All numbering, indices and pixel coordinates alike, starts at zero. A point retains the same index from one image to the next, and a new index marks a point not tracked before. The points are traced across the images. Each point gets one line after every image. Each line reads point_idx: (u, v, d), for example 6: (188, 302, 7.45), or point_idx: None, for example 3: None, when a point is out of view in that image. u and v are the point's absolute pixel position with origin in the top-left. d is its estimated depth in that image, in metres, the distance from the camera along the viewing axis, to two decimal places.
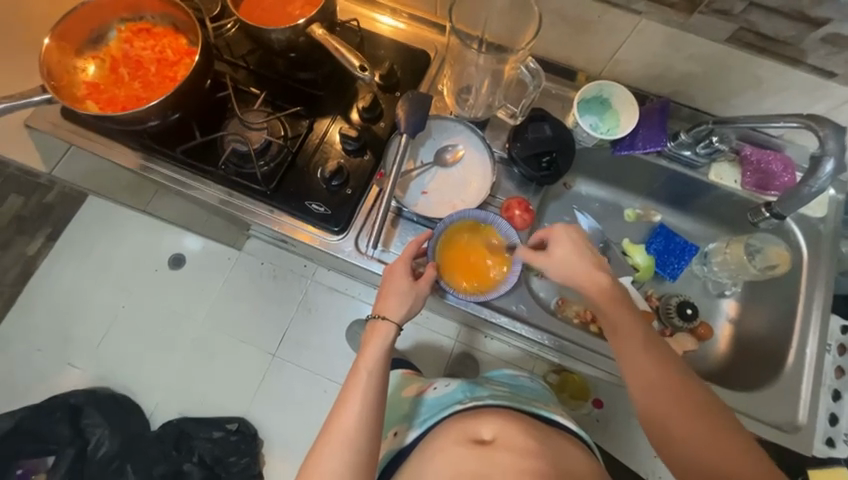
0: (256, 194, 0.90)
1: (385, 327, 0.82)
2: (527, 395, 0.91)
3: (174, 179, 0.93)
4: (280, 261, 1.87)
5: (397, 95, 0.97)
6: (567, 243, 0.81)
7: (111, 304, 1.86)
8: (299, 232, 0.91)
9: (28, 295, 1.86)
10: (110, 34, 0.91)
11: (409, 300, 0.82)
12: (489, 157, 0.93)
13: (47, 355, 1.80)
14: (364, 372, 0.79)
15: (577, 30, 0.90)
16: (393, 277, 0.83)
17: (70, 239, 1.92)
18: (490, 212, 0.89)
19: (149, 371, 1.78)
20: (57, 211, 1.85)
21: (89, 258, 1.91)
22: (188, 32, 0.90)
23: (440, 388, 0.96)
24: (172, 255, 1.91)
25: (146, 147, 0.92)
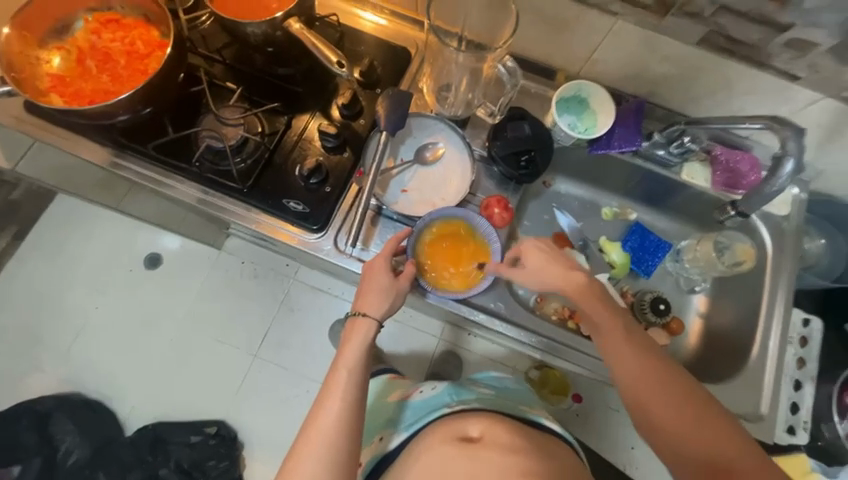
0: (232, 193, 0.88)
1: (366, 323, 0.81)
2: (512, 399, 0.91)
3: (146, 176, 0.89)
4: (260, 260, 1.83)
5: (377, 92, 0.96)
6: (538, 253, 0.82)
7: (82, 306, 1.79)
8: (278, 231, 0.89)
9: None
10: (76, 24, 0.87)
11: (389, 295, 0.81)
12: (469, 155, 0.93)
13: (12, 359, 1.72)
14: (340, 374, 0.78)
15: (555, 29, 0.91)
16: (373, 272, 0.83)
17: (38, 238, 1.84)
18: (470, 210, 0.89)
19: (123, 374, 1.72)
20: (24, 209, 1.78)
21: (58, 258, 1.83)
22: (159, 23, 0.87)
23: (425, 391, 0.96)
24: (148, 255, 1.85)
25: (116, 143, 0.88)
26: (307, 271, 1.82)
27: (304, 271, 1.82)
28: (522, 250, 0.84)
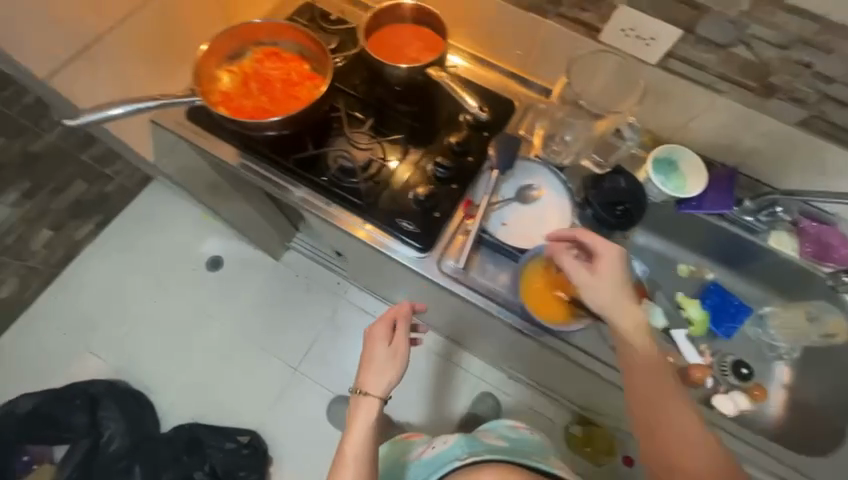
0: (350, 205, 0.97)
1: (367, 401, 0.91)
2: (523, 449, 0.98)
3: (265, 174, 1.00)
4: (313, 276, 1.91)
5: (486, 135, 1.06)
6: (612, 254, 0.85)
7: (144, 298, 1.89)
8: (354, 227, 0.98)
9: (69, 277, 1.93)
10: (244, 53, 1.03)
11: (383, 374, 0.92)
12: (569, 200, 1.01)
13: (75, 340, 1.82)
14: (348, 444, 0.89)
15: (657, 98, 1.00)
16: (372, 344, 0.96)
17: (119, 230, 2.01)
18: (569, 246, 0.96)
19: (168, 369, 1.77)
20: (112, 201, 1.98)
21: (133, 250, 1.97)
22: (313, 60, 1.03)
23: (436, 447, 1.04)
24: (210, 257, 1.96)
25: (257, 154, 1.00)
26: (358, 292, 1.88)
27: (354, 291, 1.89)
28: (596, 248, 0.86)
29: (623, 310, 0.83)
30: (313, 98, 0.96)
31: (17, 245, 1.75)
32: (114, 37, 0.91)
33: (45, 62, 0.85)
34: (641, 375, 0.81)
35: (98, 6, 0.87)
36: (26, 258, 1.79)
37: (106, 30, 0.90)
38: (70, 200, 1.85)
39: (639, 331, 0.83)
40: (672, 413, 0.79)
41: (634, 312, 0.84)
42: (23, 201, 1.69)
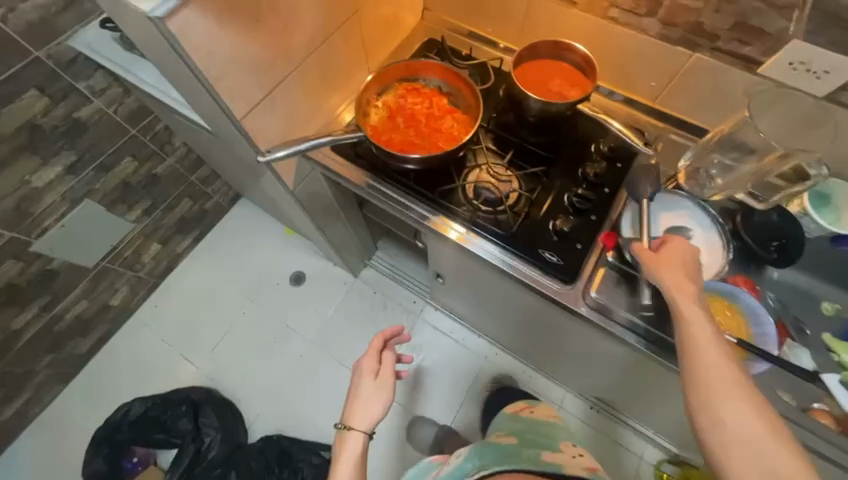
0: (491, 235, 0.99)
1: (352, 436, 0.95)
2: (531, 458, 1.08)
3: (387, 194, 1.06)
4: (390, 293, 1.94)
5: (619, 166, 1.06)
6: (678, 247, 0.84)
7: (234, 309, 1.99)
8: (441, 226, 1.02)
9: (166, 287, 2.06)
10: (388, 88, 1.07)
11: (372, 405, 0.98)
12: (719, 235, 0.95)
13: (171, 348, 1.93)
14: (343, 469, 0.92)
15: (816, 130, 0.95)
16: (360, 377, 1.04)
17: (212, 242, 2.14)
18: (725, 284, 0.91)
19: (253, 380, 1.84)
20: (209, 216, 2.11)
21: (222, 263, 2.09)
22: (452, 95, 1.07)
23: (452, 463, 1.15)
24: (294, 272, 2.04)
25: (400, 184, 1.05)
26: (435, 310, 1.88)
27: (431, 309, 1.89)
28: (668, 240, 0.86)
29: (693, 290, 0.78)
30: (459, 137, 1.01)
31: (131, 258, 1.87)
32: (293, 82, 0.95)
33: (244, 108, 0.87)
34: (701, 344, 0.72)
35: (289, 56, 0.90)
36: (136, 269, 1.92)
37: (288, 75, 0.93)
38: (177, 217, 1.97)
39: (692, 296, 0.77)
40: (715, 372, 0.69)
41: (691, 294, 0.77)
42: (143, 216, 1.82)
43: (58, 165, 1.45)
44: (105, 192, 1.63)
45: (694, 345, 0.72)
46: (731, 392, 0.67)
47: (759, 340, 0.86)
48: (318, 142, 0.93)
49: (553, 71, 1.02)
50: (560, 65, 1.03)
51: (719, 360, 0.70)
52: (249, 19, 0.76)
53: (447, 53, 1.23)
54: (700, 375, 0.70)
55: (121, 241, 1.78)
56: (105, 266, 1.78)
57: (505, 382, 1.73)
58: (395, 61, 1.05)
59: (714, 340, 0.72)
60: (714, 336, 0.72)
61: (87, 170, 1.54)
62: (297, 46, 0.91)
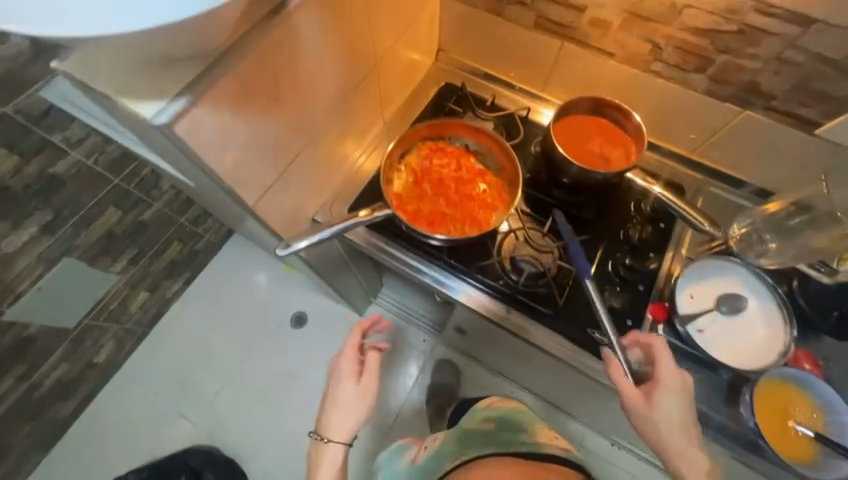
0: (539, 315, 0.90)
1: (329, 450, 0.82)
2: (516, 431, 0.92)
3: (405, 261, 0.94)
4: None
5: (663, 226, 0.98)
6: (656, 352, 0.78)
7: (232, 356, 1.77)
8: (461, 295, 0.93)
9: (155, 340, 1.77)
10: (411, 150, 0.97)
11: (349, 413, 0.85)
12: (776, 307, 0.88)
13: (162, 400, 1.70)
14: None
15: None
16: (339, 379, 0.88)
17: (202, 282, 1.87)
18: (798, 371, 0.87)
19: (258, 437, 1.65)
20: (200, 257, 1.83)
21: (217, 307, 1.84)
22: (481, 154, 0.98)
23: (429, 449, 1.00)
24: (296, 312, 1.82)
25: (439, 258, 0.93)
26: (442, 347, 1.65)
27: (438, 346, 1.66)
28: (654, 346, 0.78)
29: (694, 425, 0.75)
30: (496, 207, 0.93)
31: (117, 312, 1.56)
32: (307, 151, 0.84)
33: (257, 192, 0.76)
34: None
35: (305, 127, 0.79)
36: (123, 322, 1.61)
37: (303, 147, 0.82)
38: (167, 260, 1.67)
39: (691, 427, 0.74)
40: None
41: (671, 408, 0.74)
42: (129, 266, 1.51)
43: (31, 226, 1.15)
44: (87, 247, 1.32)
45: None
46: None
47: (831, 430, 0.85)
48: (346, 223, 0.81)
49: (595, 131, 0.94)
50: (601, 121, 0.95)
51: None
52: (267, 100, 0.65)
53: (470, 102, 1.14)
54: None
55: (105, 296, 1.48)
56: (89, 324, 1.48)
57: None
58: (421, 123, 0.95)
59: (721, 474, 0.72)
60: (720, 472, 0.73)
61: (66, 226, 1.23)
62: (313, 115, 0.80)
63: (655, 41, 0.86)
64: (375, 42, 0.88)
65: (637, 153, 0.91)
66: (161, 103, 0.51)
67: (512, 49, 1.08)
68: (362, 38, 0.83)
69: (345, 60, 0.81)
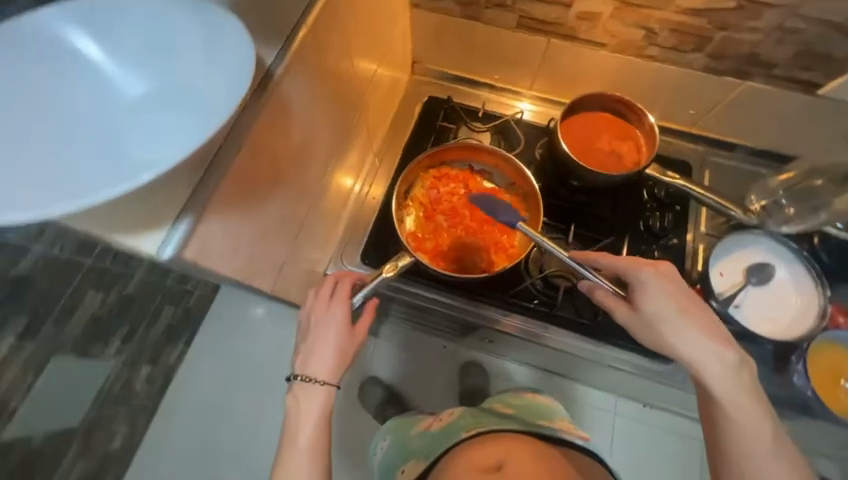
0: (583, 328, 0.88)
1: (333, 320, 0.69)
2: (537, 416, 0.88)
3: (427, 296, 0.91)
4: (430, 345, 1.34)
5: (679, 208, 0.97)
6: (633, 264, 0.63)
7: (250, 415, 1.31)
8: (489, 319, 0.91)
9: (165, 416, 1.31)
10: (415, 182, 0.91)
11: (334, 353, 0.68)
12: (805, 272, 0.89)
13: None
14: (301, 442, 0.65)
15: None
16: (319, 327, 0.70)
17: (203, 331, 1.39)
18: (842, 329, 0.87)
19: None
20: (193, 311, 1.35)
21: (220, 367, 1.36)
22: (488, 173, 0.92)
23: (444, 419, 0.92)
24: None
25: (468, 289, 0.89)
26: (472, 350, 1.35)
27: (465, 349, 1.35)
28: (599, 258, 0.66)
29: (721, 356, 0.57)
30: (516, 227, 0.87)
31: (122, 395, 1.20)
32: (311, 211, 0.77)
33: (273, 276, 0.68)
34: (733, 419, 0.58)
35: (306, 189, 0.71)
36: (128, 402, 1.23)
37: (307, 209, 0.75)
38: (159, 325, 1.26)
39: (713, 363, 0.57)
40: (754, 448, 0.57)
41: (661, 330, 0.60)
42: (124, 347, 1.18)
43: (8, 334, 0.92)
44: (66, 343, 1.03)
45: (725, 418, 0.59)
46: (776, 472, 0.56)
47: None
48: (377, 283, 0.72)
49: (599, 128, 0.91)
50: (602, 116, 0.92)
51: (754, 433, 0.57)
52: (269, 182, 0.57)
53: (460, 114, 1.07)
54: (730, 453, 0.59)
55: (106, 382, 1.16)
56: (95, 417, 1.15)
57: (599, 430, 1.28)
58: (420, 154, 0.88)
59: (751, 411, 0.57)
60: (751, 405, 0.57)
61: (45, 326, 0.98)
62: (311, 173, 0.71)
63: (649, 26, 0.82)
64: (357, 78, 0.81)
65: (651, 147, 0.88)
66: (164, 233, 0.45)
67: (494, 51, 1.02)
68: (345, 77, 0.75)
69: (333, 103, 0.73)
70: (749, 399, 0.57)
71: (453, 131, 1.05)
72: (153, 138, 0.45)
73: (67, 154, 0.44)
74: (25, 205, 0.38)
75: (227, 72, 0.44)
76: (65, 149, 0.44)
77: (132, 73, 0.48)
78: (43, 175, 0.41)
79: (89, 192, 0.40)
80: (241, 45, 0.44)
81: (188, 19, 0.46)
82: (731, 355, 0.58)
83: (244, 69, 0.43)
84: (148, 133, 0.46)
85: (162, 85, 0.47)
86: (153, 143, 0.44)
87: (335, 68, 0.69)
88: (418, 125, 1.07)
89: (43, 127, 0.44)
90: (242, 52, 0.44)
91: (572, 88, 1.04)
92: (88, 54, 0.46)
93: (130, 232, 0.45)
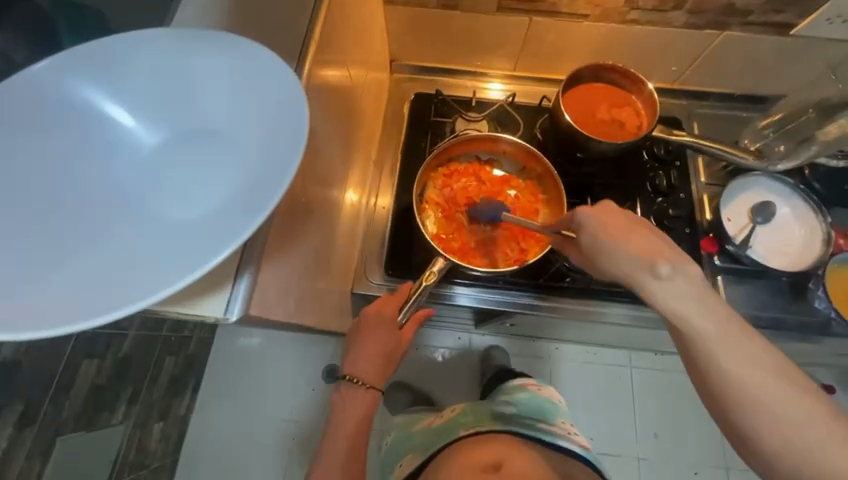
0: (616, 296, 0.91)
1: (380, 324, 0.75)
2: (532, 416, 0.81)
3: (458, 294, 0.93)
4: (445, 339, 1.40)
5: (679, 164, 1.01)
6: (578, 212, 0.56)
7: (279, 445, 1.31)
8: (520, 304, 0.93)
9: (189, 461, 1.31)
10: (429, 183, 0.92)
11: (378, 358, 0.74)
12: (802, 202, 0.95)
13: None
14: (341, 444, 0.71)
15: None
16: (365, 335, 0.75)
17: (215, 374, 1.39)
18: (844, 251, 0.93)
19: None
20: (198, 360, 1.35)
21: (240, 406, 1.35)
22: (496, 162, 0.94)
23: (446, 414, 0.85)
24: (326, 367, 1.37)
25: (508, 282, 0.91)
26: (485, 336, 1.40)
27: (479, 337, 1.40)
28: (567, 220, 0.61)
29: (692, 292, 0.46)
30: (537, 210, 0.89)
31: (138, 459, 1.14)
32: (332, 232, 0.73)
33: (308, 307, 0.66)
34: (732, 371, 0.45)
35: (327, 211, 0.68)
36: (149, 462, 1.18)
37: (329, 231, 0.72)
38: (165, 380, 1.20)
39: (682, 299, 0.47)
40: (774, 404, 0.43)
41: (614, 272, 0.51)
42: (131, 409, 1.08)
43: (4, 425, 0.74)
44: (69, 421, 0.88)
45: (724, 373, 0.45)
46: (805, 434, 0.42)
47: None
48: (418, 296, 0.76)
49: (598, 98, 0.93)
50: (597, 87, 0.94)
51: (767, 383, 0.44)
52: (302, 216, 0.56)
53: (453, 106, 1.05)
54: (748, 418, 0.44)
55: (121, 450, 1.07)
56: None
57: (617, 386, 1.35)
58: (430, 155, 0.89)
59: (747, 353, 0.45)
60: (745, 346, 0.45)
61: (44, 407, 0.81)
62: (328, 194, 0.68)
63: None
64: (354, 88, 0.79)
65: (653, 109, 0.90)
66: (227, 294, 0.45)
67: (475, 38, 1.00)
68: (343, 87, 0.71)
69: (338, 117, 0.70)
70: (740, 343, 0.45)
71: (449, 124, 1.03)
72: (201, 196, 0.43)
73: (116, 229, 0.42)
74: (95, 297, 0.36)
75: (273, 116, 0.42)
76: (114, 224, 0.42)
77: (164, 130, 0.46)
78: (100, 257, 0.39)
79: (154, 270, 0.38)
80: (282, 86, 0.42)
81: (219, 67, 0.44)
82: (701, 288, 0.47)
83: (291, 112, 0.41)
84: (196, 191, 0.43)
85: (200, 138, 0.45)
86: (205, 203, 0.42)
87: (335, 81, 0.66)
88: (412, 125, 1.04)
89: (86, 205, 0.42)
90: (285, 93, 0.42)
91: (557, 65, 1.04)
92: (118, 116, 0.45)
93: (193, 299, 0.44)
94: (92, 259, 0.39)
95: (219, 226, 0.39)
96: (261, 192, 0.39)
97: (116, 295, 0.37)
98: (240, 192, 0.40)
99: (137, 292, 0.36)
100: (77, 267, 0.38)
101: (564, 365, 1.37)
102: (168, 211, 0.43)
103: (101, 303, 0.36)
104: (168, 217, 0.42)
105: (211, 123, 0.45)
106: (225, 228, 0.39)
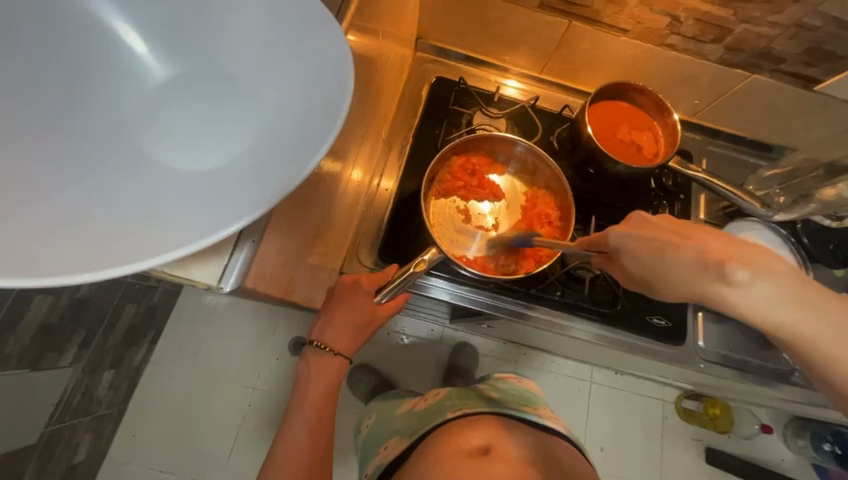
0: (602, 316, 0.92)
1: (355, 295, 0.72)
2: (514, 397, 0.81)
3: (449, 289, 0.91)
4: (420, 329, 1.39)
5: (683, 198, 1.02)
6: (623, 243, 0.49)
7: (235, 407, 1.28)
8: (506, 308, 0.92)
9: (137, 413, 1.26)
10: (440, 174, 0.89)
11: (348, 326, 0.72)
12: (789, 253, 0.98)
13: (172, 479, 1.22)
14: (306, 416, 0.68)
15: None
16: (341, 305, 0.72)
17: (178, 329, 1.33)
18: None
19: None
20: (161, 311, 1.28)
21: (199, 364, 1.31)
22: (508, 163, 0.93)
23: (429, 399, 0.85)
24: (295, 339, 1.34)
25: (496, 287, 0.91)
26: (458, 332, 1.39)
27: (452, 332, 1.39)
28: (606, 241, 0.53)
29: (770, 286, 0.41)
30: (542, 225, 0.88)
31: (83, 404, 1.07)
32: (333, 205, 0.69)
33: (296, 282, 0.62)
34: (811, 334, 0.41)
35: (332, 183, 0.65)
36: (96, 408, 1.12)
37: (330, 204, 0.68)
38: (125, 327, 1.14)
39: (768, 303, 0.41)
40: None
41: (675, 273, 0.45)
42: (81, 353, 1.02)
43: None
44: (11, 358, 0.82)
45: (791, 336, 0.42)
46: (820, 337, 0.41)
47: None
48: (400, 282, 0.70)
49: (621, 119, 0.92)
50: (623, 107, 0.93)
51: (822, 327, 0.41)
52: (309, 186, 0.52)
53: (475, 98, 1.01)
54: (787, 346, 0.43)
55: (65, 394, 1.01)
56: (54, 430, 1.01)
57: (577, 398, 1.39)
58: (448, 145, 0.87)
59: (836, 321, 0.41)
60: (777, 285, 0.41)
61: None
62: (336, 163, 0.64)
63: (675, 14, 0.82)
64: (378, 60, 0.74)
65: (673, 139, 0.89)
66: (223, 262, 0.41)
67: (509, 32, 0.96)
68: (368, 55, 0.67)
69: (358, 87, 0.65)
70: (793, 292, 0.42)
71: (467, 115, 0.99)
72: (215, 152, 0.38)
73: (107, 170, 0.36)
74: (70, 246, 0.31)
75: (311, 79, 0.37)
76: (107, 161, 0.37)
77: (183, 71, 0.41)
78: (75, 197, 0.34)
79: (142, 227, 0.34)
80: (325, 48, 0.37)
81: (252, 8, 0.39)
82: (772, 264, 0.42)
83: (331, 80, 0.36)
84: (208, 146, 0.38)
85: (220, 85, 0.40)
86: (215, 161, 0.37)
87: (363, 49, 0.62)
88: (428, 109, 1.00)
89: (75, 138, 0.36)
90: (327, 52, 0.37)
91: (584, 75, 1.01)
92: (125, 38, 0.40)
93: (181, 262, 0.40)
94: (66, 198, 0.33)
95: (230, 192, 0.35)
96: (284, 163, 0.34)
97: (92, 249, 0.32)
98: (263, 156, 0.36)
99: (129, 250, 0.32)
100: (44, 204, 0.32)
101: (530, 372, 1.39)
102: (171, 161, 0.38)
103: (84, 258, 0.31)
104: (173, 169, 0.38)
105: (235, 72, 0.40)
106: (239, 194, 0.34)
